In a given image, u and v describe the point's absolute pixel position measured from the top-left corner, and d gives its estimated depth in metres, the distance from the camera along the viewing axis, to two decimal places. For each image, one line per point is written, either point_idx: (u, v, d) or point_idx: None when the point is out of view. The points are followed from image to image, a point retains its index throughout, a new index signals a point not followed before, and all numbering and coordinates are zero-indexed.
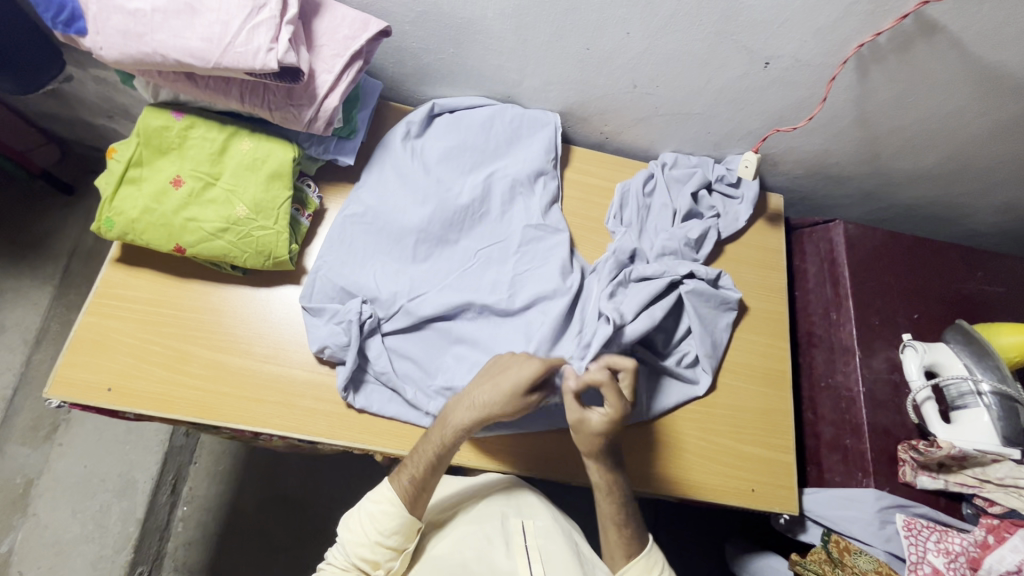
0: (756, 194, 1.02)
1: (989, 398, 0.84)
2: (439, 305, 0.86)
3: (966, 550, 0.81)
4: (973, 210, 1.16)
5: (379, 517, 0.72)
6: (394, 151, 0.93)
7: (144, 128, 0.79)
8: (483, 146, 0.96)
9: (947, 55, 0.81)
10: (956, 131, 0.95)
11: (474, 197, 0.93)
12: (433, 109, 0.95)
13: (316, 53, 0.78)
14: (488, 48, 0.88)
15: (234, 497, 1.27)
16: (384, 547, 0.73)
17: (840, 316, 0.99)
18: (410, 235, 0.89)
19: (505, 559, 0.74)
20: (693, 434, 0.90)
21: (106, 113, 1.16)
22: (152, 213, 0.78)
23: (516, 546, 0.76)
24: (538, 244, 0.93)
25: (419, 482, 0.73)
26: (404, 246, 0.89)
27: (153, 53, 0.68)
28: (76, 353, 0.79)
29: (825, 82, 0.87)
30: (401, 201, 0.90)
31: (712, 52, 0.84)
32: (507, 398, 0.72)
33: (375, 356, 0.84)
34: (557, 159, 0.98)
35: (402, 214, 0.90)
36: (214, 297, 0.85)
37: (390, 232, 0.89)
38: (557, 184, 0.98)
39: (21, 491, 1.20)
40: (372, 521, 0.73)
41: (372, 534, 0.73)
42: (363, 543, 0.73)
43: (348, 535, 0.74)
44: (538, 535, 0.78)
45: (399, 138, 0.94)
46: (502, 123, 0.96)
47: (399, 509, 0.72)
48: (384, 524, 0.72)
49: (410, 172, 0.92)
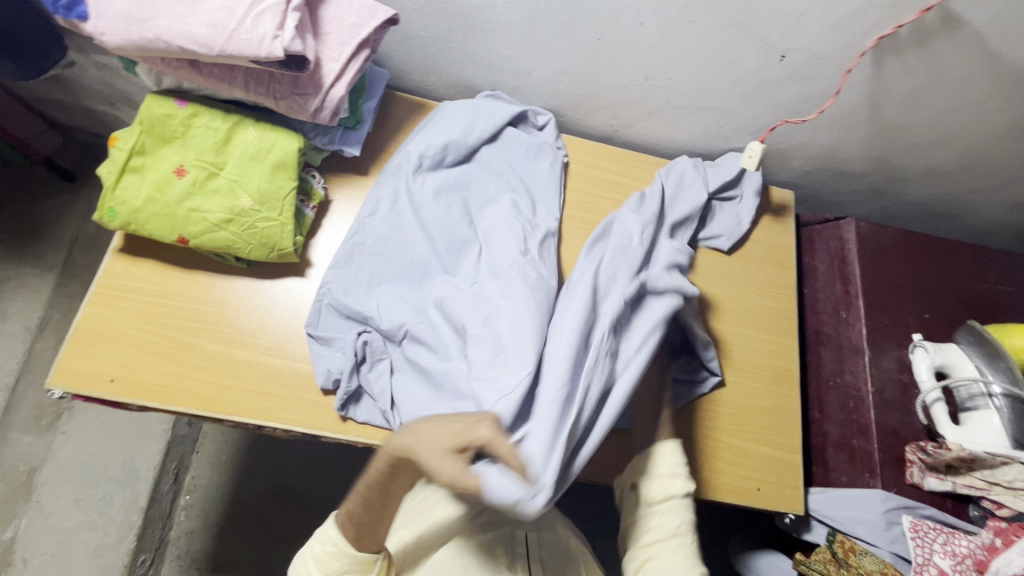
0: (758, 194, 0.99)
1: (1000, 400, 0.83)
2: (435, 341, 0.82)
3: (973, 553, 0.82)
4: (985, 209, 1.14)
5: (324, 559, 0.66)
6: (405, 181, 0.90)
7: (147, 116, 0.77)
8: (488, 179, 0.94)
9: (966, 50, 0.79)
10: (972, 128, 0.93)
11: (476, 231, 0.90)
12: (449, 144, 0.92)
13: (323, 41, 0.76)
14: (497, 38, 0.86)
15: (236, 487, 1.27)
16: None
17: (850, 315, 0.98)
18: (418, 270, 0.87)
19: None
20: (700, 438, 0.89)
21: (108, 100, 1.15)
22: (156, 203, 0.76)
23: (518, 560, 0.73)
24: (517, 273, 0.82)
25: (356, 517, 0.63)
26: (412, 279, 0.87)
27: (156, 39, 0.66)
28: (78, 343, 0.78)
29: (840, 76, 0.85)
30: (411, 236, 0.88)
31: (726, 44, 0.82)
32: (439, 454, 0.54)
33: (376, 379, 0.82)
34: (561, 177, 0.98)
35: (411, 249, 0.87)
36: (218, 289, 0.84)
37: (399, 265, 0.87)
38: (560, 195, 0.97)
39: (24, 479, 1.20)
40: (317, 564, 0.67)
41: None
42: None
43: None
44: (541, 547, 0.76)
45: (411, 168, 0.91)
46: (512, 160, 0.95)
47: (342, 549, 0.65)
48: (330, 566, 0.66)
49: (419, 204, 0.89)
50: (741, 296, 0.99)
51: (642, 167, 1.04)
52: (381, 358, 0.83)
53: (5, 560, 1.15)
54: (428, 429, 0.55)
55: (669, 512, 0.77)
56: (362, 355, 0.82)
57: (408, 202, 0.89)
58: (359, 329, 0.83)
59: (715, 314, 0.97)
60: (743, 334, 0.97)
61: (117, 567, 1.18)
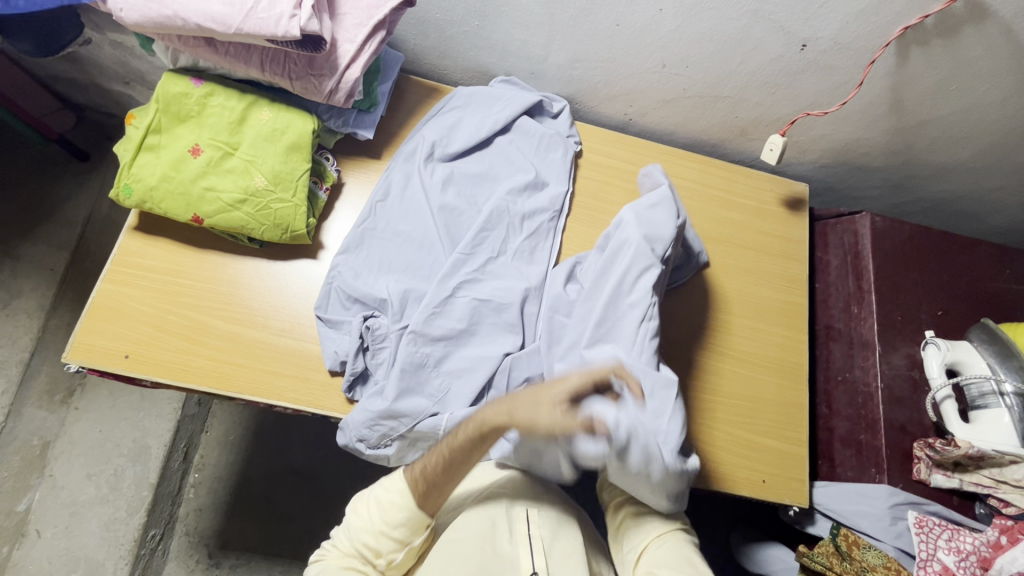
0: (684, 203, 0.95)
1: (1011, 399, 0.82)
2: (436, 331, 0.82)
3: (977, 550, 0.82)
4: (1004, 206, 1.13)
5: (387, 507, 0.72)
6: (416, 169, 0.90)
7: (163, 95, 0.77)
8: (492, 170, 0.93)
9: (995, 43, 0.77)
10: (996, 122, 0.91)
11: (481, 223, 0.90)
12: (442, 148, 0.92)
13: (339, 22, 0.76)
14: (514, 21, 0.85)
15: (243, 466, 1.28)
16: (389, 538, 0.72)
17: (861, 310, 0.97)
18: (427, 258, 0.87)
19: (510, 546, 0.72)
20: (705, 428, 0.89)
21: (122, 79, 1.15)
22: (171, 182, 0.77)
23: (519, 535, 0.74)
24: (499, 268, 0.87)
25: (428, 477, 0.70)
26: (418, 266, 0.87)
27: (174, 16, 0.66)
28: (92, 319, 0.79)
29: (863, 67, 0.84)
30: (421, 223, 0.88)
31: (747, 31, 0.81)
32: (533, 404, 0.63)
33: (378, 365, 0.82)
34: (572, 173, 0.97)
35: (422, 237, 0.88)
36: (231, 269, 0.84)
37: (409, 251, 0.87)
38: (568, 187, 0.95)
39: (38, 453, 1.23)
40: (381, 511, 0.72)
41: (378, 523, 0.72)
42: (370, 529, 0.72)
43: (356, 518, 0.73)
44: (543, 524, 0.75)
45: (423, 157, 0.91)
46: (524, 152, 0.95)
47: (407, 501, 0.71)
48: (391, 515, 0.71)
49: (428, 191, 0.89)
50: (750, 289, 0.98)
51: (656, 156, 1.03)
52: (382, 346, 0.82)
53: (20, 531, 1.18)
54: (526, 394, 0.64)
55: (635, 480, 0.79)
56: (366, 340, 0.82)
57: (418, 188, 0.90)
58: (366, 313, 0.83)
59: (726, 304, 0.97)
60: (752, 327, 0.96)
61: (128, 542, 1.20)
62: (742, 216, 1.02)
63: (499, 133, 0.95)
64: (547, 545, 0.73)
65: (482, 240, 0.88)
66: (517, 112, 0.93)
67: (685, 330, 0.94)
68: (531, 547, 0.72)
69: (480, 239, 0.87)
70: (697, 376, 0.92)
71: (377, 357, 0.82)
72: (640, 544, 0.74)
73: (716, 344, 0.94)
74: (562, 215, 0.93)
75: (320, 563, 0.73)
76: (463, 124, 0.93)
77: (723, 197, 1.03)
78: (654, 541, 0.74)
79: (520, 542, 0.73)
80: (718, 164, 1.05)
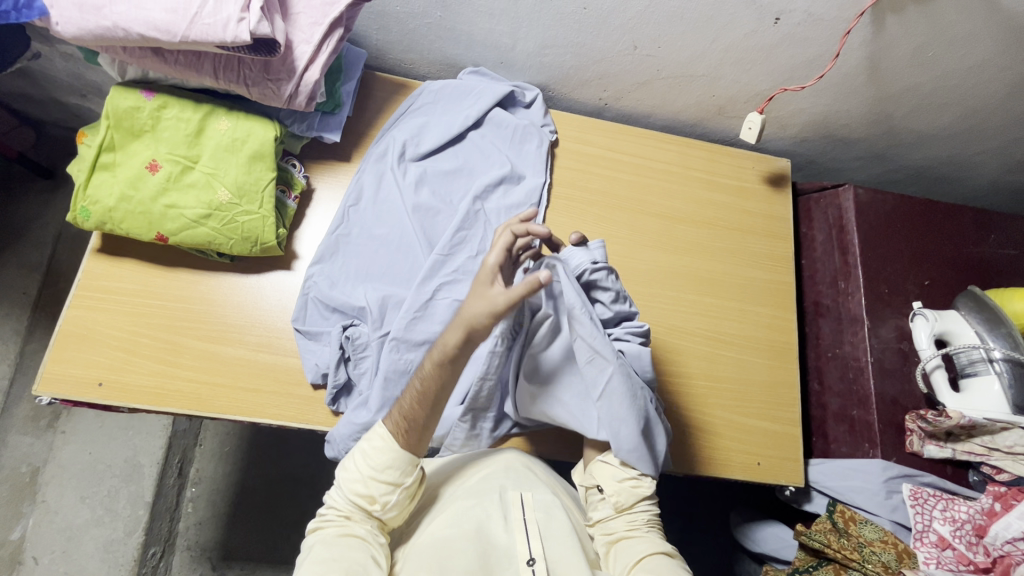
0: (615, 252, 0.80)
1: (1000, 365, 0.83)
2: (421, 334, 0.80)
3: (972, 518, 0.83)
4: (984, 168, 1.12)
5: (369, 452, 0.69)
6: (388, 171, 0.88)
7: (113, 110, 0.74)
8: (467, 168, 0.91)
9: (971, 6, 0.75)
10: (977, 85, 0.90)
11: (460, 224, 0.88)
12: (406, 150, 0.89)
13: (292, 22, 0.72)
14: (476, 10, 0.82)
15: (237, 476, 1.27)
16: (379, 483, 0.68)
17: (848, 285, 0.96)
18: (406, 262, 0.85)
19: (503, 534, 0.71)
20: (681, 408, 0.88)
21: (79, 92, 1.10)
22: (130, 201, 0.74)
23: (515, 521, 0.72)
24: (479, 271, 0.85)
25: (408, 413, 0.68)
26: (399, 271, 0.85)
27: (114, 27, 0.63)
28: (62, 347, 0.77)
29: (838, 38, 0.81)
30: (399, 223, 0.86)
31: (719, 8, 0.79)
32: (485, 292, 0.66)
33: (361, 375, 0.80)
34: (550, 169, 0.94)
35: (400, 238, 0.86)
36: (203, 286, 0.82)
37: (388, 254, 0.85)
38: (545, 181, 0.93)
39: (27, 480, 1.21)
40: (363, 456, 0.69)
41: (365, 470, 0.69)
42: (357, 479, 0.69)
43: (343, 474, 0.70)
44: (537, 507, 0.75)
45: (394, 159, 0.88)
46: (501, 146, 0.93)
47: (389, 443, 0.68)
48: (375, 459, 0.68)
49: (403, 191, 0.87)
50: (735, 270, 0.97)
51: (635, 141, 1.00)
52: (364, 355, 0.81)
53: (16, 559, 1.16)
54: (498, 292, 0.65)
55: (634, 511, 0.76)
56: (347, 350, 0.80)
57: (392, 188, 0.87)
58: (346, 322, 0.81)
59: (711, 286, 0.96)
60: (739, 307, 0.95)
61: (128, 561, 1.19)
62: (724, 196, 1.01)
63: (471, 127, 0.92)
64: (543, 529, 0.72)
65: (460, 240, 0.86)
66: (489, 105, 0.91)
67: (672, 317, 0.92)
68: (526, 535, 0.71)
69: (457, 239, 0.85)
70: (678, 355, 0.90)
71: (359, 367, 0.81)
72: (637, 556, 0.71)
73: (699, 326, 0.93)
74: (540, 207, 0.92)
75: (320, 533, 0.67)
76: (432, 126, 0.91)
77: (704, 177, 1.01)
78: (655, 552, 0.72)
79: (516, 530, 0.71)
80: (696, 144, 1.02)
